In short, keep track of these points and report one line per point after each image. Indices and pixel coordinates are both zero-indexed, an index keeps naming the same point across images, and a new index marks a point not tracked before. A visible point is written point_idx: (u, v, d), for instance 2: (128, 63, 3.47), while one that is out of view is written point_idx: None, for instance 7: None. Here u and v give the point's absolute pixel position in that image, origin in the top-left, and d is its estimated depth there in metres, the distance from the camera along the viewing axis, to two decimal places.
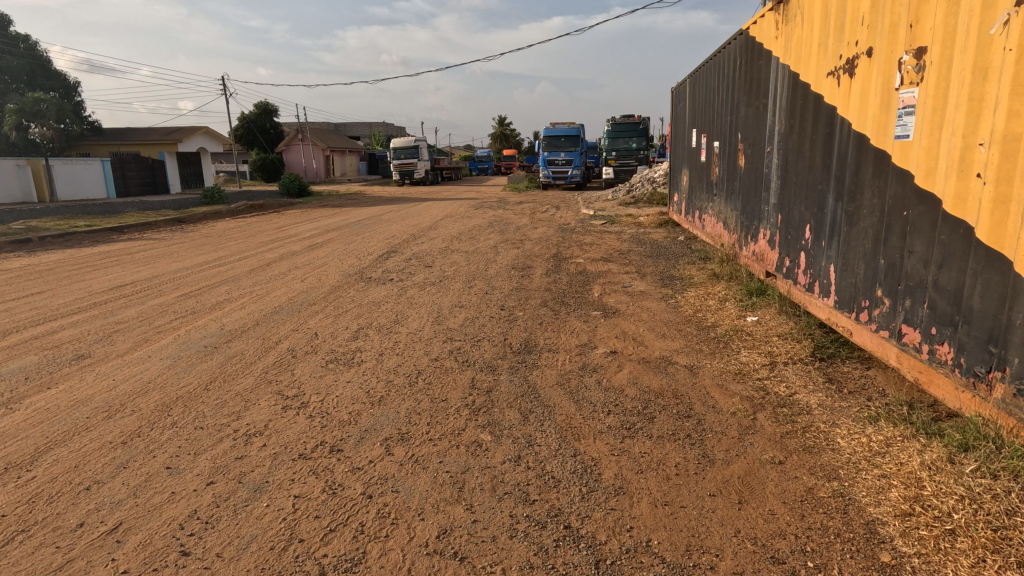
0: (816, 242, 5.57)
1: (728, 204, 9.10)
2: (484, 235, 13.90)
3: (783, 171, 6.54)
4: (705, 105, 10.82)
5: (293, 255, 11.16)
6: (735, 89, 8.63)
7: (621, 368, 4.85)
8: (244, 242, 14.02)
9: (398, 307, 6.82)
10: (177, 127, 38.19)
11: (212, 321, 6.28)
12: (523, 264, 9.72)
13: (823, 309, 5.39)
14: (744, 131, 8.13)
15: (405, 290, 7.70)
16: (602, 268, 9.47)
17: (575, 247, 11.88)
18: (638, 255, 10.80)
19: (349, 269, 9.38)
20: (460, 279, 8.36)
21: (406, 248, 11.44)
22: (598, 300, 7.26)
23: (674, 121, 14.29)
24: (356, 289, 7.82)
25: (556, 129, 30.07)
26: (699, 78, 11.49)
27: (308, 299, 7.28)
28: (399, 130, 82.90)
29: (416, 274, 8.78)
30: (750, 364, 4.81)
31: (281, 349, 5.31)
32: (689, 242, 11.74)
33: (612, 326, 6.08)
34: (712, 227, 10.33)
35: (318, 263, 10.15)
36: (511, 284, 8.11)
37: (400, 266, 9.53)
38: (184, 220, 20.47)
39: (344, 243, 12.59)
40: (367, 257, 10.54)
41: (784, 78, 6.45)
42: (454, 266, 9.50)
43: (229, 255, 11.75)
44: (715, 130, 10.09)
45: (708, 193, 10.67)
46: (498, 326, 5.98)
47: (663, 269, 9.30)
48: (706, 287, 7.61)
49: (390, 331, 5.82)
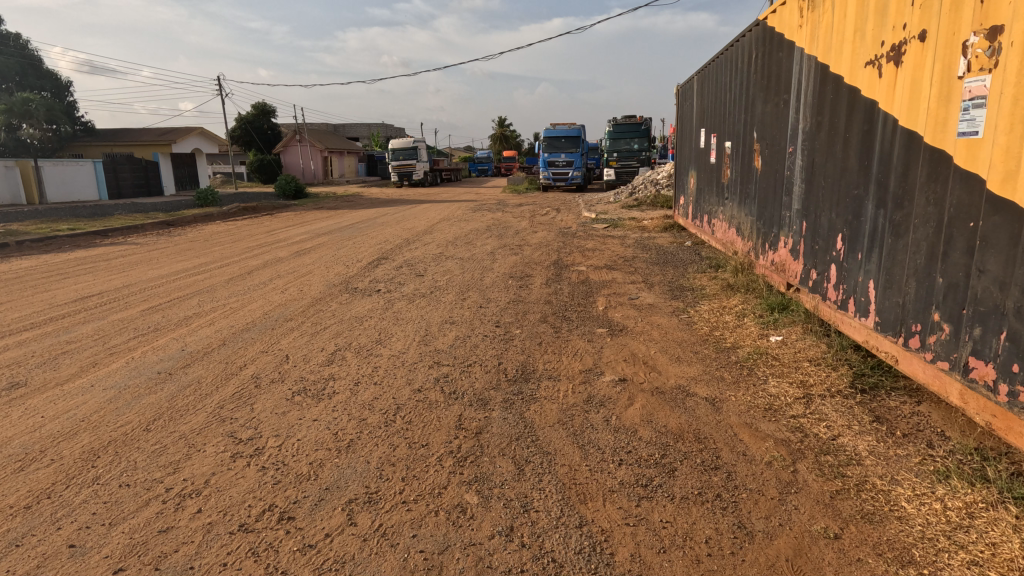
0: (851, 254, 4.93)
1: (742, 208, 8.47)
2: (482, 240, 13.25)
3: (808, 173, 5.91)
4: (715, 103, 10.18)
5: (278, 262, 10.53)
6: (751, 84, 7.99)
7: (631, 401, 4.21)
8: (230, 247, 13.39)
9: (382, 324, 6.19)
10: (171, 127, 37.64)
11: (174, 341, 5.65)
12: (522, 273, 9.09)
13: (860, 331, 4.75)
14: (761, 129, 7.50)
15: (392, 304, 7.07)
16: (607, 278, 8.82)
17: (577, 253, 11.25)
18: (644, 262, 10.18)
19: (334, 278, 8.74)
20: (452, 290, 7.73)
21: (397, 255, 10.81)
22: (603, 315, 6.62)
23: (681, 120, 13.64)
24: (339, 302, 7.18)
25: (555, 131, 29.60)
26: (707, 74, 10.88)
27: (285, 313, 6.65)
28: (398, 131, 82.24)
29: (407, 284, 8.14)
30: (781, 397, 4.16)
31: (244, 375, 4.67)
32: (697, 248, 11.11)
33: (619, 347, 5.43)
34: (723, 232, 9.69)
35: (303, 271, 9.50)
36: (507, 295, 7.49)
37: (390, 274, 8.88)
38: (173, 223, 19.84)
39: (334, 249, 11.96)
40: (355, 265, 9.89)
41: (810, 71, 5.82)
42: (448, 275, 8.87)
43: (212, 261, 11.13)
44: (726, 129, 9.48)
45: (718, 197, 10.03)
46: (492, 347, 5.35)
47: (672, 278, 8.67)
48: (721, 301, 6.97)
49: (371, 354, 5.18)
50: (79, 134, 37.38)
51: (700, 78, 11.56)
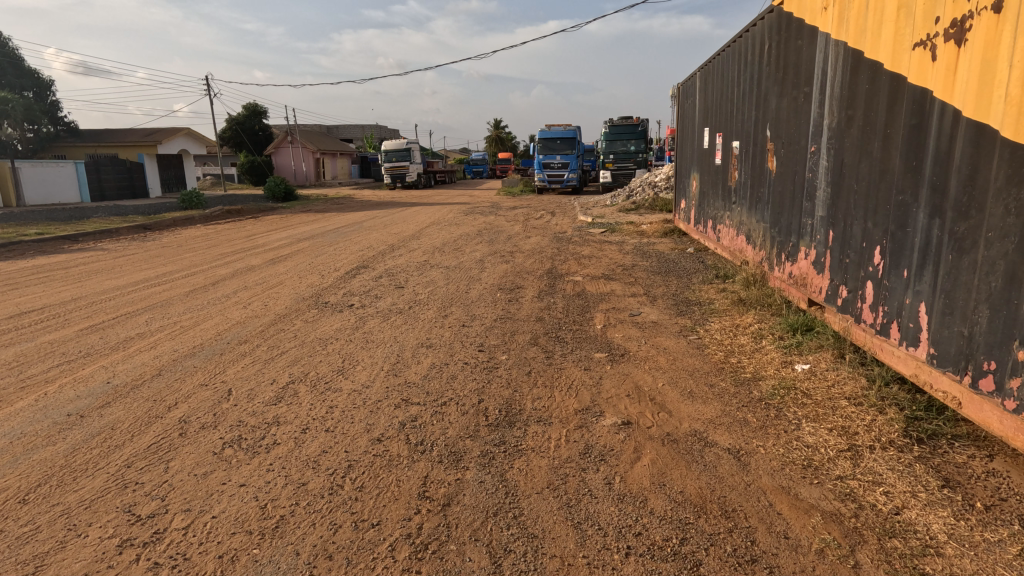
0: (893, 271, 4.19)
1: (753, 214, 7.73)
2: (472, 246, 12.46)
3: (836, 175, 5.17)
4: (721, 100, 9.45)
5: (248, 271, 9.71)
6: (764, 78, 7.26)
7: (638, 456, 3.44)
8: (204, 253, 12.56)
9: (349, 347, 5.39)
10: (157, 128, 36.76)
11: (101, 370, 4.85)
12: (512, 284, 8.32)
13: (908, 363, 4.00)
14: (776, 127, 6.77)
15: (364, 322, 6.27)
16: (605, 290, 8.04)
17: (572, 261, 10.50)
18: (644, 272, 9.45)
19: (305, 291, 7.93)
20: (433, 306, 6.93)
21: (379, 263, 10.03)
22: (601, 336, 5.85)
23: (683, 120, 12.91)
24: (305, 320, 6.38)
25: (551, 132, 28.83)
26: (711, 70, 10.17)
27: (240, 334, 5.84)
28: (392, 132, 81.30)
29: (383, 299, 7.33)
30: (820, 449, 3.40)
31: (170, 419, 3.87)
32: (700, 255, 10.39)
33: (621, 377, 4.67)
34: (731, 240, 8.95)
35: (272, 282, 8.70)
36: (494, 311, 6.72)
37: (366, 286, 8.08)
38: (150, 228, 18.92)
39: (312, 256, 11.15)
40: (331, 275, 9.07)
41: (839, 58, 5.08)
42: (431, 287, 8.07)
43: (179, 269, 10.33)
44: (733, 128, 8.75)
45: (725, 201, 9.30)
46: (472, 379, 4.56)
47: (676, 290, 7.93)
48: (733, 319, 6.22)
49: (328, 388, 4.38)
50: (62, 135, 36.44)
51: (704, 73, 10.82)
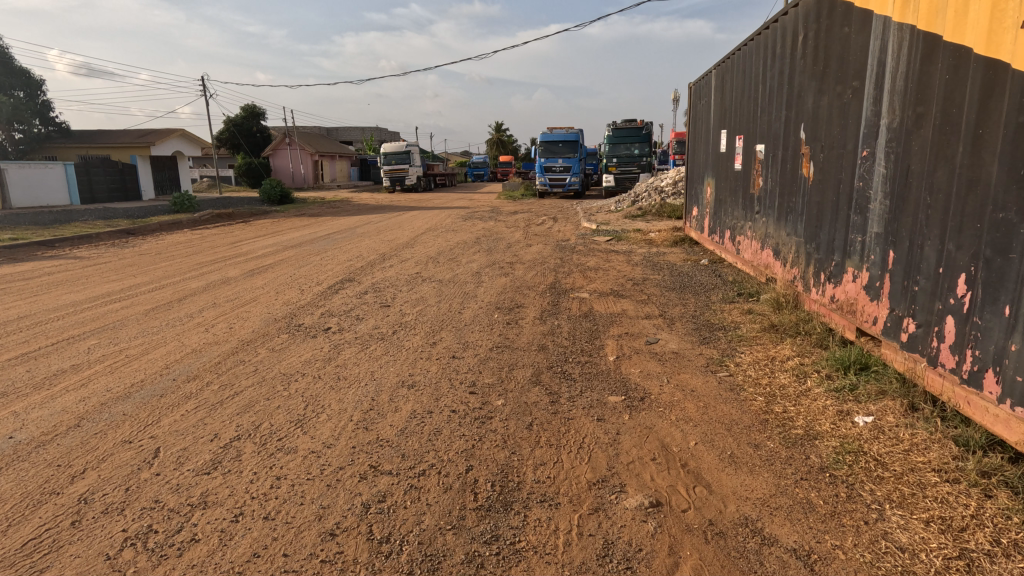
0: (990, 308, 3.33)
1: (783, 226, 6.89)
2: (469, 256, 11.61)
3: (900, 185, 4.31)
4: (742, 100, 8.62)
5: (222, 285, 8.86)
6: (797, 73, 6.42)
7: (676, 562, 2.57)
8: (182, 262, 11.72)
9: (317, 387, 4.52)
10: (150, 130, 36.01)
11: (9, 418, 3.99)
12: (510, 302, 7.49)
13: (1013, 427, 3.13)
14: (813, 128, 5.93)
15: (339, 352, 5.40)
16: (615, 310, 7.17)
17: (576, 274, 9.66)
18: (657, 287, 8.61)
19: (278, 311, 7.07)
20: (421, 331, 6.06)
21: (365, 276, 9.19)
22: (614, 372, 4.99)
23: (696, 122, 12.07)
24: (271, 349, 5.52)
25: (552, 135, 27.95)
26: (730, 67, 9.34)
27: (192, 368, 4.98)
28: (392, 135, 80.63)
29: (364, 321, 6.46)
30: (921, 557, 2.53)
31: (67, 498, 3.00)
32: (717, 268, 9.56)
33: (642, 433, 3.82)
34: (754, 253, 8.10)
35: (245, 298, 7.86)
36: (490, 338, 5.88)
37: (348, 305, 7.22)
38: (133, 233, 18.08)
39: (296, 267, 10.30)
40: (311, 290, 8.21)
41: (906, 44, 4.24)
42: (420, 306, 7.21)
43: (149, 281, 9.51)
44: (757, 130, 7.93)
45: (746, 210, 8.45)
46: (460, 436, 3.70)
47: (695, 312, 7.08)
48: (767, 351, 5.35)
49: (280, 449, 3.51)
50: (53, 135, 35.68)
51: (720, 71, 9.98)
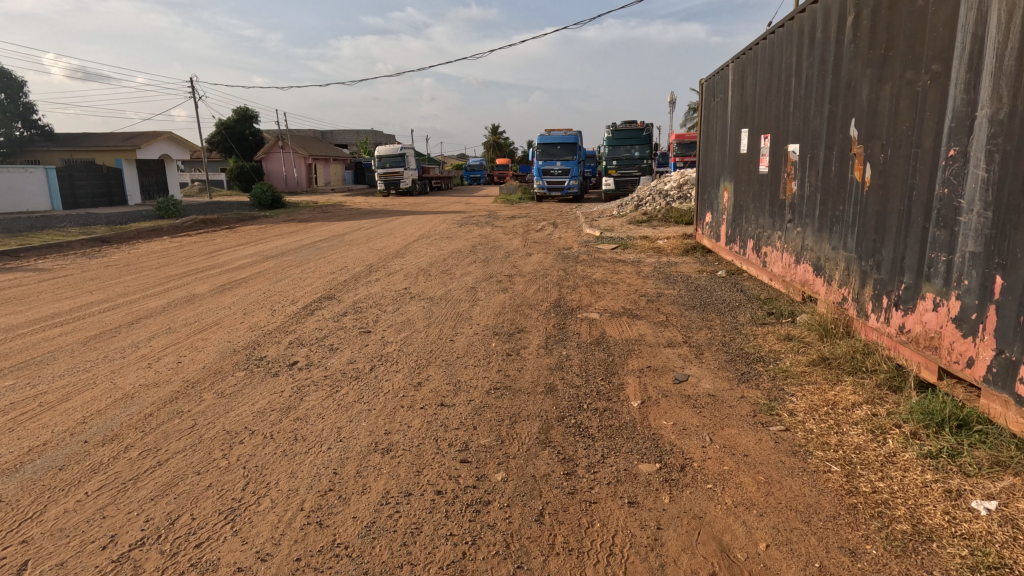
0: None
1: (826, 237, 5.95)
2: (464, 267, 10.65)
3: (1013, 194, 3.36)
4: (769, 95, 7.70)
5: (185, 303, 7.87)
6: (846, 60, 5.49)
7: None
8: (151, 275, 10.72)
9: (265, 454, 3.53)
10: (137, 133, 34.99)
11: None
12: (510, 325, 6.52)
13: None
14: (871, 124, 4.99)
15: (302, 399, 4.40)
16: (631, 336, 6.20)
17: (583, 288, 8.70)
18: (675, 305, 7.65)
19: (241, 338, 6.08)
20: (405, 367, 5.08)
21: (347, 294, 8.21)
22: (641, 425, 4.03)
23: (710, 121, 11.14)
24: (219, 393, 4.52)
25: (551, 137, 26.99)
26: (753, 58, 8.41)
27: (115, 422, 3.99)
28: (387, 138, 79.74)
29: (339, 353, 5.48)
30: None
31: None
32: (739, 283, 8.60)
33: (692, 528, 2.84)
34: (786, 267, 7.18)
35: (207, 321, 6.87)
36: (486, 375, 4.90)
37: (322, 331, 6.25)
38: (109, 241, 17.04)
39: (272, 282, 9.32)
40: (284, 312, 7.22)
41: (1019, 13, 3.31)
42: (406, 332, 6.24)
43: (106, 298, 8.51)
44: (789, 128, 6.98)
45: (775, 219, 7.51)
46: (448, 538, 2.72)
47: (725, 338, 6.11)
48: (825, 395, 4.40)
49: (194, 566, 2.52)
50: (36, 139, 34.60)
51: (740, 64, 9.06)
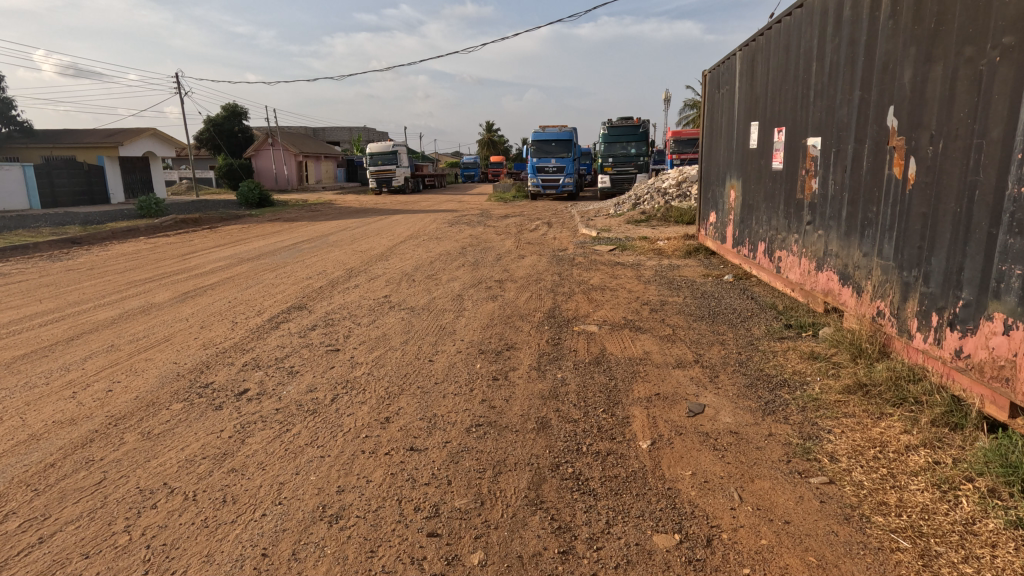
0: None
1: (856, 243, 5.24)
2: (452, 272, 9.90)
3: None
4: (784, 84, 6.98)
5: (139, 314, 7.10)
6: (883, 39, 4.77)
7: None
8: (112, 280, 9.92)
9: (179, 525, 2.78)
10: (119, 130, 34.00)
11: None
12: (498, 341, 5.79)
13: None
14: (918, 112, 4.27)
15: (243, 442, 3.64)
16: (634, 354, 5.47)
17: (580, 296, 7.98)
18: (681, 315, 6.94)
19: (190, 358, 5.31)
20: (372, 397, 4.32)
21: (320, 303, 7.45)
22: (653, 477, 3.30)
23: (715, 115, 10.40)
24: (144, 434, 3.75)
25: (545, 134, 26.26)
26: (765, 45, 7.68)
27: (3, 477, 3.22)
28: (379, 136, 78.81)
29: (298, 379, 4.72)
30: None
31: None
32: (749, 289, 7.89)
33: None
34: (804, 274, 6.48)
35: (157, 337, 6.10)
36: (468, 408, 4.16)
37: (285, 350, 5.50)
38: (80, 242, 16.21)
39: (241, 289, 8.55)
40: (246, 325, 6.46)
41: None
42: (380, 350, 5.48)
43: (55, 308, 7.72)
44: (809, 119, 6.26)
45: (792, 220, 6.82)
46: None
47: (741, 357, 5.39)
48: (869, 434, 3.70)
49: None
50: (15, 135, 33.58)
51: (749, 52, 8.34)
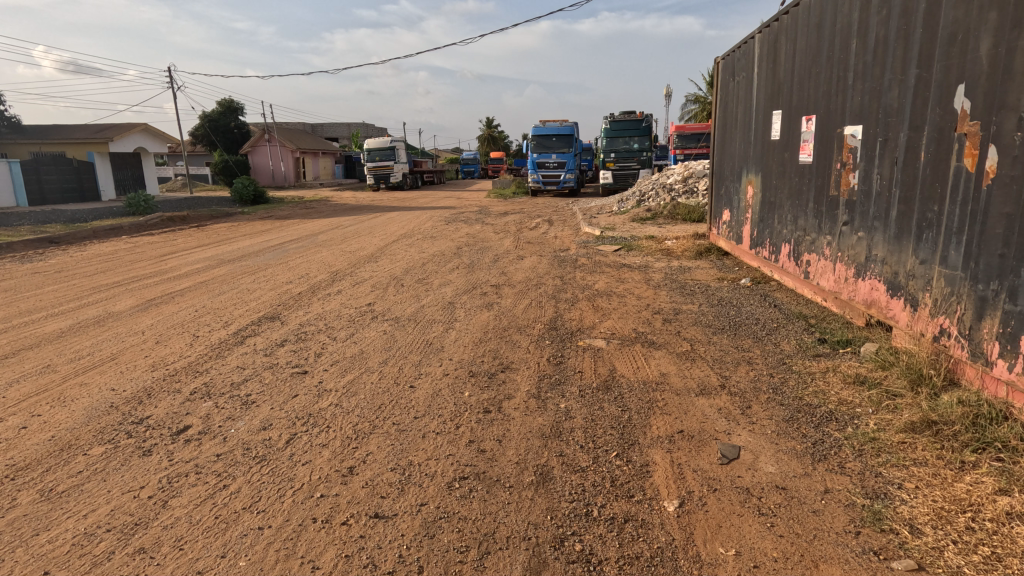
0: None
1: (909, 248, 4.50)
2: (444, 275, 9.15)
3: None
4: (814, 68, 6.21)
5: (92, 326, 6.34)
6: (949, 6, 3.99)
7: None
8: (78, 285, 9.16)
9: None
10: (110, 125, 33.21)
11: None
12: (491, 361, 5.02)
13: None
14: (1002, 91, 3.50)
15: (164, 505, 2.88)
16: (650, 376, 4.71)
17: (585, 303, 7.22)
18: (699, 327, 6.18)
19: (132, 384, 4.55)
20: (336, 438, 3.56)
21: (295, 313, 6.69)
22: (686, 558, 2.56)
23: (729, 105, 9.63)
24: (43, 493, 3.00)
25: (546, 129, 25.49)
26: (791, 24, 6.89)
27: None
28: (379, 131, 78.03)
29: (251, 412, 3.95)
30: None
31: None
32: (772, 296, 7.12)
33: None
34: (840, 281, 5.72)
35: (103, 354, 5.34)
36: (450, 454, 3.40)
37: (244, 373, 4.73)
38: (59, 241, 15.46)
39: (213, 295, 7.80)
40: (208, 340, 5.70)
41: None
42: (354, 373, 4.71)
43: (3, 317, 6.97)
44: (847, 105, 5.49)
45: (824, 220, 6.06)
46: None
47: (774, 380, 4.62)
48: (955, 493, 2.94)
49: None
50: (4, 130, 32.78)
51: (771, 33, 7.55)
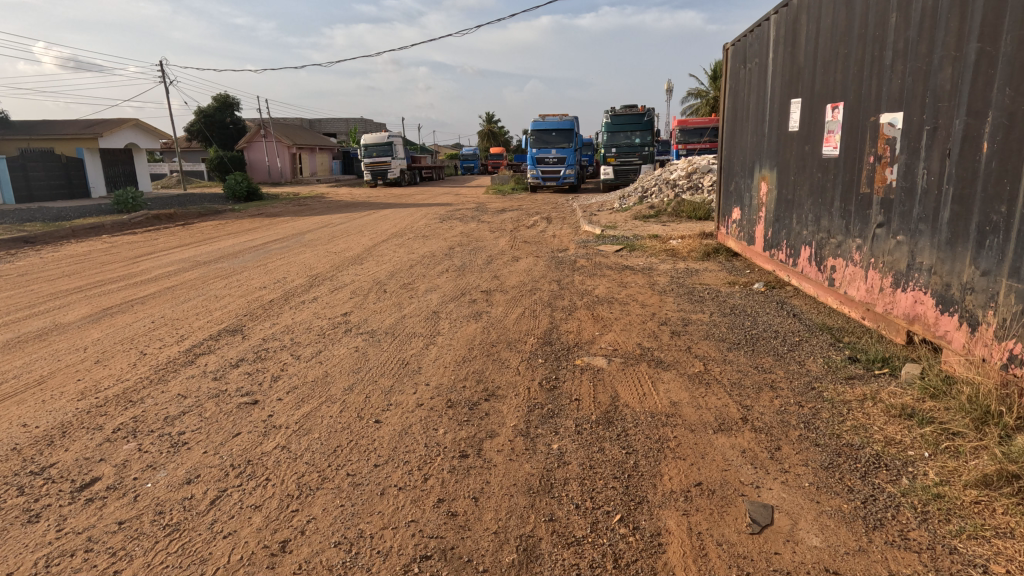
0: None
1: (966, 256, 3.80)
2: (432, 279, 8.46)
3: None
4: (843, 48, 5.50)
5: (31, 341, 5.65)
6: None
7: None
8: (37, 290, 8.48)
9: None
10: (100, 121, 32.46)
11: None
12: (473, 387, 4.32)
13: None
14: None
15: None
16: (658, 406, 4.02)
17: (584, 312, 6.52)
18: (713, 341, 5.48)
19: (48, 418, 3.86)
20: (273, 497, 2.88)
21: (261, 326, 5.99)
22: None
23: (740, 94, 8.90)
24: None
25: (545, 124, 24.74)
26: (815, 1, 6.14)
27: None
28: (378, 127, 77.23)
29: (177, 459, 3.26)
30: None
31: None
32: (790, 304, 6.41)
33: None
34: (874, 291, 5.01)
35: (30, 378, 4.64)
36: (412, 520, 2.71)
37: (183, 403, 4.03)
38: (35, 241, 14.76)
39: (176, 304, 7.11)
40: (155, 359, 5.01)
41: None
42: (312, 403, 4.02)
43: None
44: (885, 89, 4.76)
45: (853, 222, 5.35)
46: None
47: (805, 411, 3.92)
48: None
49: None
50: None
51: (791, 13, 6.81)
